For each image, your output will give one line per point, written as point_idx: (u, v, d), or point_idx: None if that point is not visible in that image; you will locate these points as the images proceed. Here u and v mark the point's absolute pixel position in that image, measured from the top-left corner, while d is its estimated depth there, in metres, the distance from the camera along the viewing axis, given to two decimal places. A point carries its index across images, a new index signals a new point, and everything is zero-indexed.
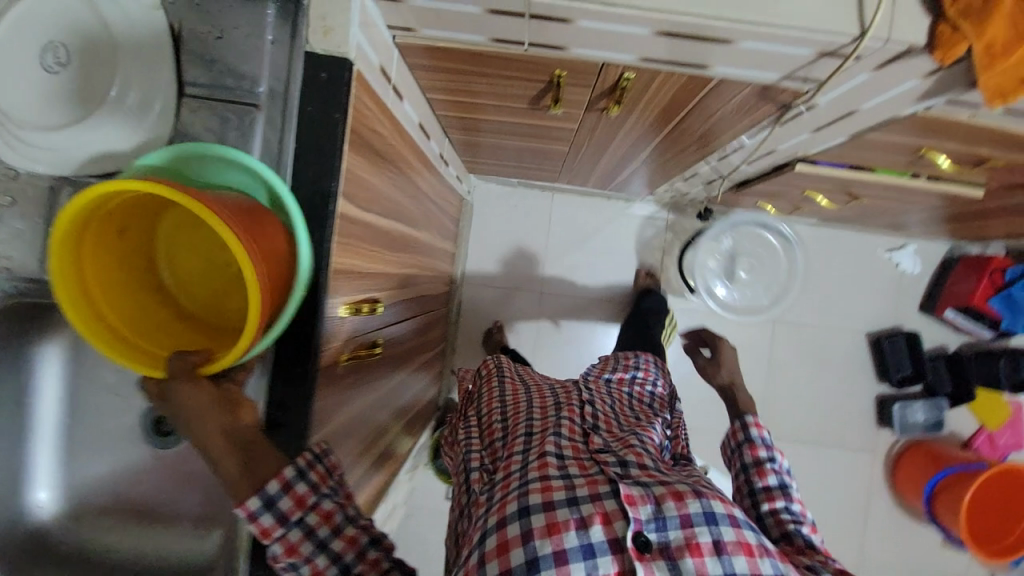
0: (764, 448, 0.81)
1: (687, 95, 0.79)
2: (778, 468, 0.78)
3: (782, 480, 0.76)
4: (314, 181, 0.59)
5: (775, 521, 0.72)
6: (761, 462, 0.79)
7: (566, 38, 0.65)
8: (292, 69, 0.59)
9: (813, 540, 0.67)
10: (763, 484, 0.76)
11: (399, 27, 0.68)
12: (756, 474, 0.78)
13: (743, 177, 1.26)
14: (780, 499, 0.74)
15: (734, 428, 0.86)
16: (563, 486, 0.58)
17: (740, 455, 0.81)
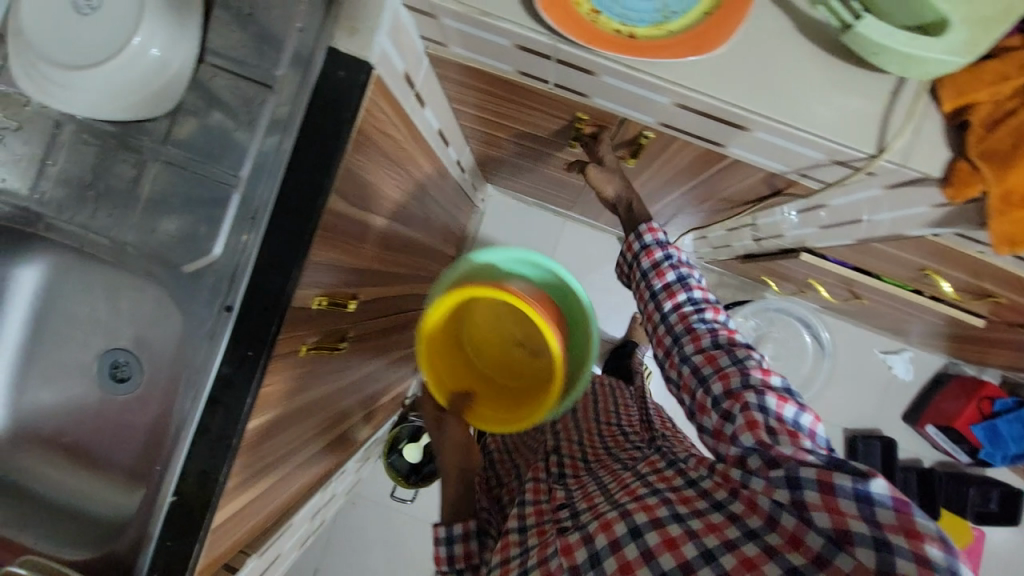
0: (659, 241, 0.76)
1: (702, 165, 0.78)
2: (675, 262, 0.74)
3: (678, 274, 0.73)
4: (310, 174, 0.59)
5: (681, 320, 0.69)
6: (656, 263, 0.74)
7: (589, 88, 0.64)
8: (313, 60, 0.59)
9: (722, 340, 0.65)
10: (664, 285, 0.73)
11: (431, 39, 0.68)
12: (655, 277, 0.74)
13: (751, 251, 1.25)
14: (679, 293, 0.71)
15: (629, 241, 0.78)
16: (519, 563, 0.61)
17: (636, 266, 0.77)
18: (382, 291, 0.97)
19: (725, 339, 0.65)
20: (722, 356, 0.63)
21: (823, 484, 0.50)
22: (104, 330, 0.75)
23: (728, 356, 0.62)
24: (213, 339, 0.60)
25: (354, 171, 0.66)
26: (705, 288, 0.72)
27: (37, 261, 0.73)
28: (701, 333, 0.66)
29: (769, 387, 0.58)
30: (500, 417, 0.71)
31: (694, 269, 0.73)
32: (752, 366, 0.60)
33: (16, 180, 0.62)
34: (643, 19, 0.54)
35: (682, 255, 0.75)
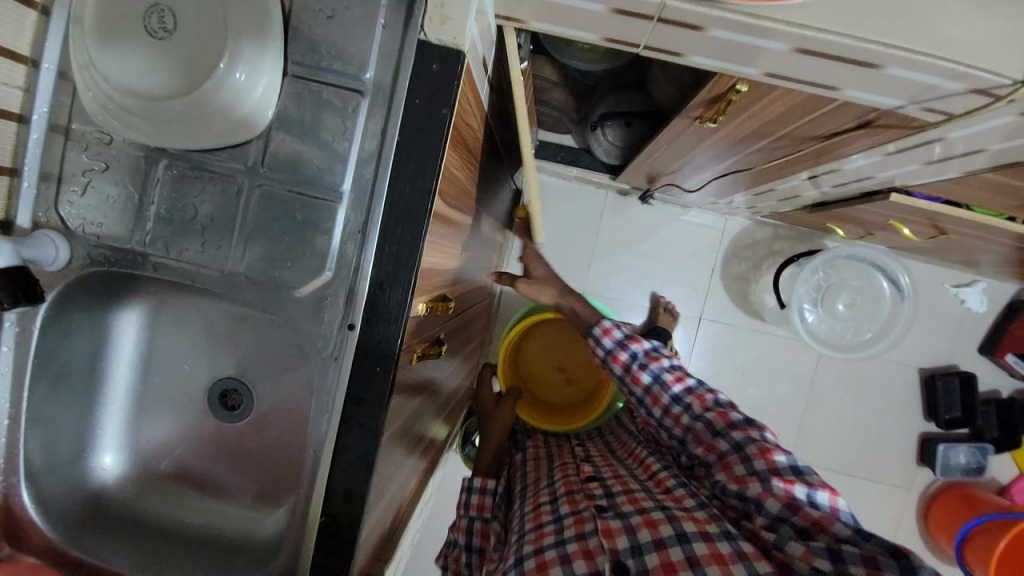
0: (618, 342, 0.87)
1: (797, 113, 0.74)
2: (643, 359, 0.84)
3: (651, 371, 0.82)
4: (413, 178, 0.57)
5: (676, 420, 0.79)
6: (628, 365, 0.84)
7: (688, 45, 0.60)
8: (402, 57, 0.56)
9: (720, 429, 0.74)
10: (645, 369, 0.83)
11: (508, 16, 0.64)
12: (633, 380, 0.83)
13: (822, 197, 1.20)
14: (662, 394, 0.81)
15: (602, 353, 0.88)
16: (554, 531, 0.69)
17: (613, 366, 0.86)
18: (461, 286, 0.95)
19: (711, 414, 0.76)
20: (720, 442, 0.73)
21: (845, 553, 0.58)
22: (208, 362, 0.75)
23: (726, 441, 0.73)
24: (339, 359, 0.59)
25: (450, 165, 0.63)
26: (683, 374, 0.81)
27: (135, 301, 0.72)
28: (697, 426, 0.77)
29: (762, 456, 0.69)
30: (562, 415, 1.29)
31: (661, 359, 0.84)
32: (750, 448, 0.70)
33: (114, 223, 0.61)
34: None
35: (645, 346, 0.85)
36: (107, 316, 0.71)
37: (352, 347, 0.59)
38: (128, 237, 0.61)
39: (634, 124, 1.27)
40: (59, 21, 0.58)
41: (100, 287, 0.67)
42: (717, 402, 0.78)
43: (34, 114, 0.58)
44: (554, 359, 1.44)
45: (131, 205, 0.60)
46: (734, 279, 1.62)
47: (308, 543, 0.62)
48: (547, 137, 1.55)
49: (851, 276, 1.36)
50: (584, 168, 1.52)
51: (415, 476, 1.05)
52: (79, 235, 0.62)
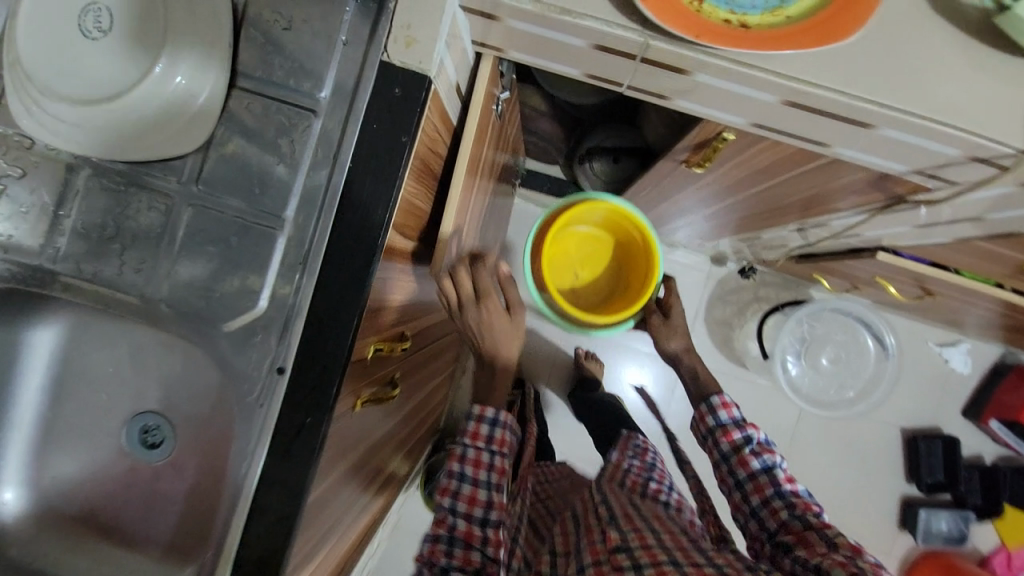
0: (735, 420, 0.86)
1: (785, 166, 0.70)
2: (755, 447, 0.83)
3: (761, 454, 0.82)
4: (366, 208, 0.51)
5: (771, 510, 0.77)
6: (738, 444, 0.84)
7: (675, 88, 0.56)
8: (363, 76, 0.51)
9: (820, 528, 0.71)
10: (734, 447, 0.84)
11: (485, 42, 0.61)
12: (740, 462, 0.83)
13: (809, 249, 1.17)
14: (766, 485, 0.79)
15: (702, 413, 0.90)
16: None
17: (715, 446, 0.86)
18: (425, 318, 0.87)
19: (805, 510, 0.74)
20: (809, 533, 0.70)
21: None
22: (130, 392, 0.67)
23: (822, 539, 0.69)
24: (265, 406, 0.52)
25: (411, 192, 0.58)
26: (791, 476, 0.80)
27: (54, 320, 0.65)
28: (793, 521, 0.74)
29: (863, 556, 0.65)
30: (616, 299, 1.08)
31: (774, 453, 0.82)
32: (847, 545, 0.67)
33: (27, 236, 0.54)
34: (756, 6, 0.48)
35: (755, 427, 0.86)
36: (21, 331, 0.65)
37: (281, 393, 0.52)
38: (38, 253, 0.54)
39: (623, 161, 1.25)
40: None
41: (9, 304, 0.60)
42: (817, 508, 0.75)
43: None
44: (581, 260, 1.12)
45: (46, 217, 0.54)
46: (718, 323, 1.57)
47: None
48: (534, 166, 1.51)
49: (837, 330, 1.32)
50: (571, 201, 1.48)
51: (362, 523, 0.96)
52: None
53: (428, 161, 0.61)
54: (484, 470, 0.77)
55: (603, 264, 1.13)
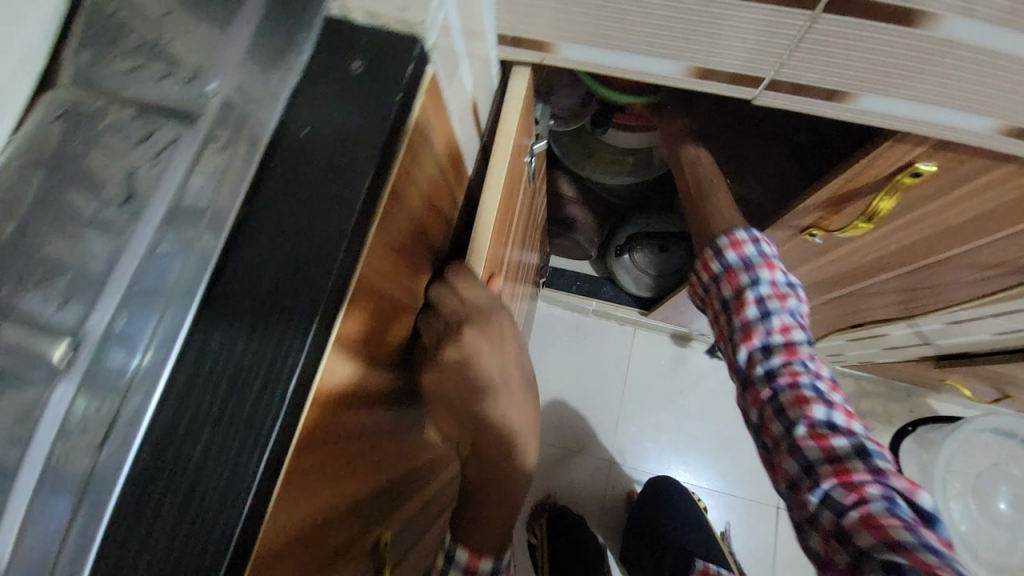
0: (746, 262, 0.50)
1: (1005, 216, 0.43)
2: (766, 295, 0.50)
3: (764, 308, 0.49)
4: (274, 308, 0.23)
5: (748, 367, 0.50)
6: (742, 291, 0.51)
7: (868, 70, 0.31)
8: (290, 53, 0.26)
9: (797, 433, 0.45)
10: (735, 297, 0.51)
11: (517, 40, 0.37)
12: (736, 311, 0.51)
13: (953, 350, 0.85)
14: (758, 340, 0.49)
15: (703, 259, 0.54)
16: None
17: (717, 297, 0.54)
18: (418, 503, 0.50)
19: (789, 399, 0.46)
20: (780, 425, 0.47)
21: (889, 562, 0.36)
22: None
23: (791, 447, 0.45)
24: None
25: (370, 283, 0.28)
26: (794, 325, 0.49)
27: None
28: (769, 413, 0.48)
29: (826, 454, 0.43)
30: None
31: (789, 301, 0.50)
32: (826, 470, 0.43)
33: None
34: None
35: (760, 254, 0.50)
36: None
37: None
38: None
39: (673, 248, 1.00)
40: None
41: None
42: (820, 389, 0.46)
43: None
44: None
45: None
46: None
47: None
48: (557, 261, 1.26)
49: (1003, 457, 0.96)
50: (607, 301, 1.24)
51: None
52: None
53: (415, 221, 0.32)
54: None
55: None
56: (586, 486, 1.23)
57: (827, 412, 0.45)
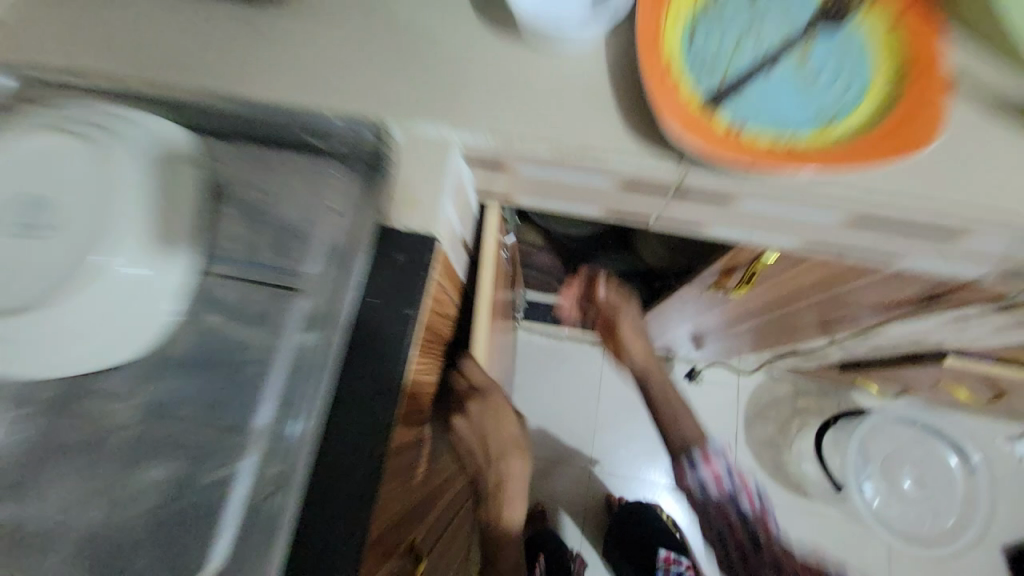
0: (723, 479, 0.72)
1: (832, 282, 0.62)
2: (736, 495, 0.71)
3: (735, 485, 0.71)
4: (361, 414, 0.41)
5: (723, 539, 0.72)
6: (718, 478, 0.71)
7: (710, 217, 0.49)
8: (360, 246, 0.43)
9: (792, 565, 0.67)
10: (714, 483, 0.72)
11: (490, 193, 0.53)
12: (712, 486, 0.72)
13: (853, 358, 1.04)
14: (721, 470, 0.72)
15: (680, 466, 0.75)
16: None
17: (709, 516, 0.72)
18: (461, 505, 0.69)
19: (757, 519, 0.70)
20: (744, 530, 0.70)
21: None
22: None
23: (749, 537, 0.69)
24: None
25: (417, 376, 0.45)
26: (755, 496, 0.72)
27: None
28: (738, 524, 0.70)
29: None
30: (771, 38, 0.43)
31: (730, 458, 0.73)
32: None
33: None
34: (804, 125, 0.41)
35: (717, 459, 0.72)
36: None
37: None
38: None
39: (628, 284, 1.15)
40: None
41: None
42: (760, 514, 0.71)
43: None
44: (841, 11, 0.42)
45: None
46: (763, 445, 1.32)
47: None
48: (533, 296, 1.44)
49: (902, 442, 1.17)
50: (577, 328, 1.42)
51: None
52: None
53: (438, 321, 0.50)
54: None
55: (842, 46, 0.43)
56: (569, 491, 1.41)
57: (774, 523, 0.72)
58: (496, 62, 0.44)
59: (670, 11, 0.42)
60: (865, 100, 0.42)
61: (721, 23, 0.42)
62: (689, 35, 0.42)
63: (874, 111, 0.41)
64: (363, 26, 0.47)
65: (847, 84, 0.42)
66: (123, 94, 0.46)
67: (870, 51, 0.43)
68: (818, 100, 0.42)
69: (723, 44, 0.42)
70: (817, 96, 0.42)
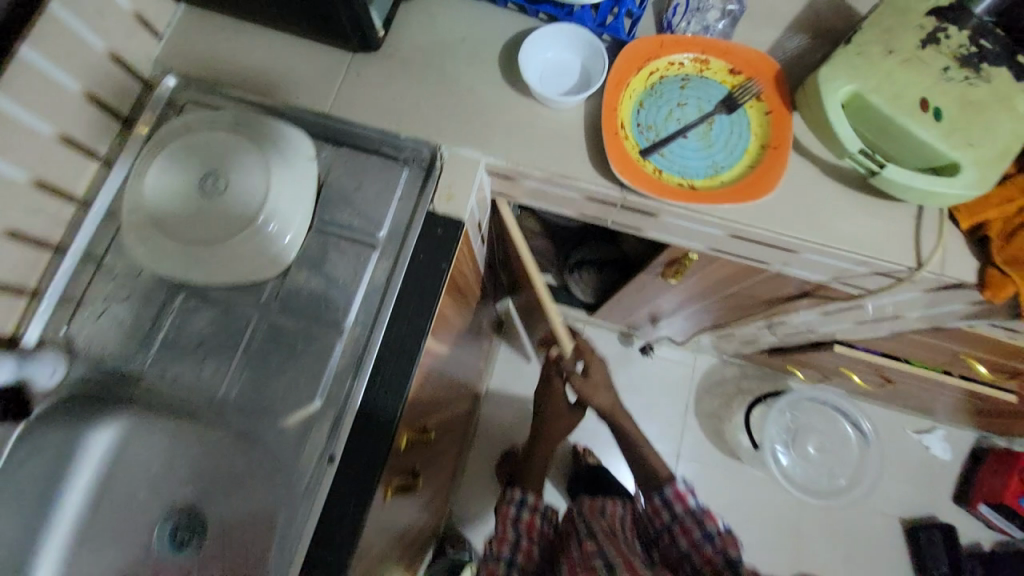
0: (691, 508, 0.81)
1: (740, 277, 0.86)
2: (701, 518, 0.81)
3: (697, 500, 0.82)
4: (405, 328, 0.64)
5: (687, 539, 0.81)
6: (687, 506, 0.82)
7: (647, 225, 0.73)
8: (412, 222, 0.67)
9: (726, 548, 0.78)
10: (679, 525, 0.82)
11: (500, 194, 0.76)
12: (677, 500, 0.83)
13: (779, 346, 1.29)
14: (688, 496, 0.82)
15: (655, 503, 0.85)
16: None
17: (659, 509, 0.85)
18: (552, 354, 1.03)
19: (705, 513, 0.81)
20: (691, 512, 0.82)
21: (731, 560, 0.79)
22: (169, 492, 0.71)
23: (698, 526, 0.80)
24: (313, 494, 0.60)
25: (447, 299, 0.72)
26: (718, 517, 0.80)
27: (117, 421, 0.69)
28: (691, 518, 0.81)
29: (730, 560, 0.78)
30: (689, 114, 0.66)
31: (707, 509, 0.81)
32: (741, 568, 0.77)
33: (120, 346, 0.65)
34: (698, 172, 0.65)
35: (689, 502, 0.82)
36: (80, 434, 0.68)
37: (328, 481, 0.60)
38: (142, 351, 0.65)
39: (607, 270, 1.38)
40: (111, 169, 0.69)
41: (90, 408, 0.66)
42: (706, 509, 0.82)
43: (73, 245, 0.66)
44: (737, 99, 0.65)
45: (148, 326, 0.66)
46: (708, 416, 1.56)
47: None
48: None
49: (813, 417, 1.49)
50: (563, 304, 1.66)
51: None
52: (82, 353, 0.65)
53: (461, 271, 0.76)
54: (505, 545, 0.80)
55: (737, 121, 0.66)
56: None
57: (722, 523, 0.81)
58: (512, 109, 0.67)
59: (627, 92, 0.66)
60: (743, 157, 0.65)
61: (659, 102, 0.66)
62: (637, 109, 0.66)
63: (744, 166, 0.65)
64: (426, 74, 0.70)
65: (735, 146, 0.65)
66: (272, 111, 0.71)
67: (755, 125, 0.65)
68: (711, 156, 0.65)
69: (655, 116, 0.66)
70: (710, 154, 0.65)
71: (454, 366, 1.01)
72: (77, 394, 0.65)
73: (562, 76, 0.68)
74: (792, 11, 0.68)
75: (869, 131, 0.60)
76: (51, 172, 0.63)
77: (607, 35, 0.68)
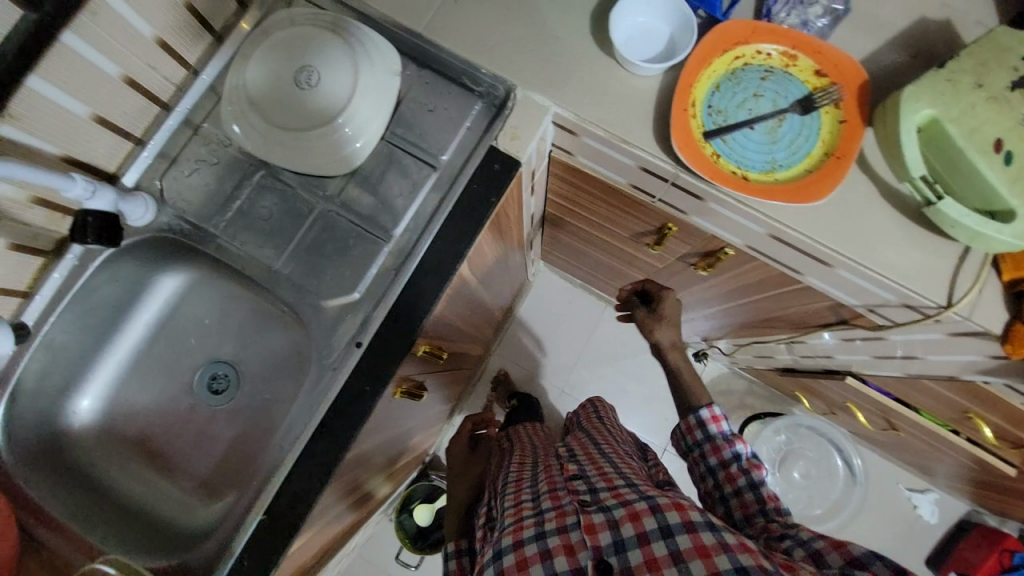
0: (724, 434, 0.74)
1: (772, 283, 0.87)
2: (744, 463, 0.70)
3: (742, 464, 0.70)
4: (445, 247, 0.70)
5: (726, 481, 0.71)
6: (725, 460, 0.72)
7: (692, 208, 0.75)
8: (474, 153, 0.72)
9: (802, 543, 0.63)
10: (718, 462, 0.72)
11: (558, 147, 0.80)
12: (711, 453, 0.73)
13: (791, 367, 1.30)
14: (736, 471, 0.70)
15: (688, 422, 0.77)
16: (534, 523, 0.60)
17: (701, 462, 0.74)
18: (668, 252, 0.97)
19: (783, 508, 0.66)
20: (751, 503, 0.67)
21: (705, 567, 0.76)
22: (210, 343, 0.80)
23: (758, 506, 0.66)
24: (336, 370, 0.68)
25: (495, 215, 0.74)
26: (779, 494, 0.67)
27: (181, 272, 0.77)
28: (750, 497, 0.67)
29: None
30: (760, 108, 0.67)
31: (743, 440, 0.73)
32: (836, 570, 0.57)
33: (200, 206, 0.74)
34: (755, 166, 0.66)
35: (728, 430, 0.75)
36: (151, 276, 0.76)
37: (351, 364, 0.67)
38: (219, 215, 0.73)
39: None
40: (219, 46, 0.76)
41: (162, 253, 0.75)
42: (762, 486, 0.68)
43: (177, 106, 0.74)
44: (815, 102, 0.65)
45: (227, 194, 0.74)
46: None
47: (251, 524, 0.63)
48: None
49: (805, 445, 1.53)
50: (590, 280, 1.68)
51: (342, 525, 0.99)
52: (169, 206, 0.73)
53: (512, 192, 0.77)
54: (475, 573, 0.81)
55: (807, 125, 0.66)
56: None
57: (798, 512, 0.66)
58: (592, 68, 0.70)
59: (706, 72, 0.67)
60: (803, 161, 0.66)
61: (735, 88, 0.67)
62: (712, 90, 0.67)
63: (802, 169, 0.65)
64: (517, 16, 0.72)
65: (798, 148, 0.66)
66: (371, 22, 0.75)
67: (824, 131, 0.66)
68: (772, 153, 0.66)
69: (725, 101, 0.67)
70: (771, 150, 0.66)
71: (477, 305, 1.07)
72: (155, 239, 0.73)
73: (648, 43, 0.69)
74: (899, 24, 0.67)
75: (938, 163, 0.61)
76: (172, 36, 0.70)
77: (702, 12, 0.69)
